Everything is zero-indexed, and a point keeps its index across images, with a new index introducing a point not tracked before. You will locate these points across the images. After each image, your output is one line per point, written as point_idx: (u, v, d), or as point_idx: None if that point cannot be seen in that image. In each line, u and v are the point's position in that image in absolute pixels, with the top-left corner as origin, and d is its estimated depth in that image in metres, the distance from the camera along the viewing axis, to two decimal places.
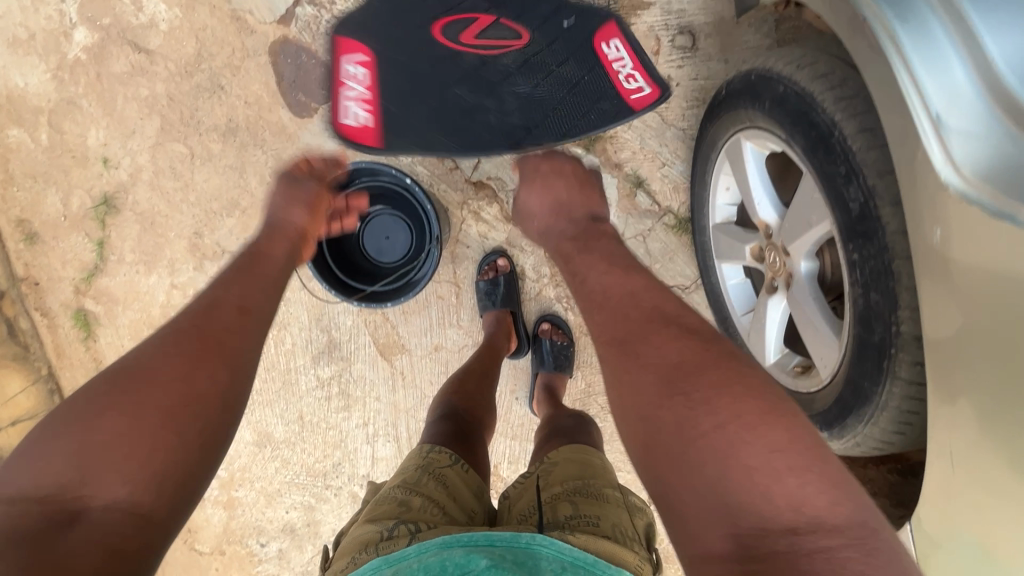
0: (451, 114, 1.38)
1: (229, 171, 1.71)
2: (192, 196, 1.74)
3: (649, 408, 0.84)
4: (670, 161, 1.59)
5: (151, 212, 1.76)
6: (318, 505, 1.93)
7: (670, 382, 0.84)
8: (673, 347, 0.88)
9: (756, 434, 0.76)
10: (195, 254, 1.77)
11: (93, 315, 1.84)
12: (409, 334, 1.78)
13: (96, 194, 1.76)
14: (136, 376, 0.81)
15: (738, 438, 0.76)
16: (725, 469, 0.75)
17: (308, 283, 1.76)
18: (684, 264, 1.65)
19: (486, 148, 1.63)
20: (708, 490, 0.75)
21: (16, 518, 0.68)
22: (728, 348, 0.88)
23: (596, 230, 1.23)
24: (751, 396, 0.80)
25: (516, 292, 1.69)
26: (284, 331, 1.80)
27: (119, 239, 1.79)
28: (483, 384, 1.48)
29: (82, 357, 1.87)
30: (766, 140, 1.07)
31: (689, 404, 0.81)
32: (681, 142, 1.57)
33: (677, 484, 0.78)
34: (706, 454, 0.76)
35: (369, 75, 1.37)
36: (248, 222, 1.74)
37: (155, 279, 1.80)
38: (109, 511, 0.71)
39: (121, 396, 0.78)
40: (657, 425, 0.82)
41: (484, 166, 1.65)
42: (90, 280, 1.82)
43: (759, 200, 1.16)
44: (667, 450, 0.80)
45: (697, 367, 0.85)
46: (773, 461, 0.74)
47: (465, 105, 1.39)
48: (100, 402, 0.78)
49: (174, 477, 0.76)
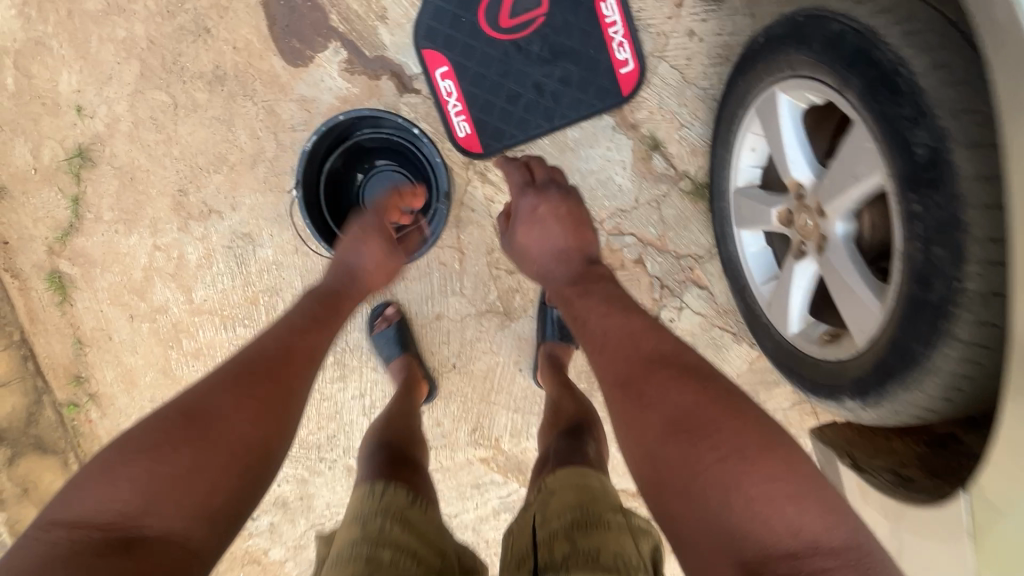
0: (533, 113, 1.52)
1: (215, 122, 1.58)
2: (175, 149, 1.61)
3: (656, 448, 0.85)
4: (688, 122, 1.51)
5: (131, 167, 1.63)
6: (311, 478, 1.86)
7: (670, 419, 0.86)
8: (675, 387, 0.88)
9: (754, 466, 0.79)
10: (179, 213, 1.66)
11: (69, 278, 1.72)
12: (408, 302, 1.70)
13: (69, 145, 1.63)
14: (191, 414, 0.87)
15: (744, 476, 0.79)
16: (730, 504, 0.78)
17: (302, 246, 1.66)
18: (699, 232, 1.58)
19: (495, 104, 1.53)
20: (715, 532, 0.77)
21: (71, 545, 0.74)
22: (725, 385, 0.90)
23: (593, 274, 1.18)
24: (749, 430, 0.83)
25: (412, 338, 1.69)
26: (276, 298, 1.70)
27: (96, 195, 1.66)
28: (408, 414, 1.45)
29: (58, 323, 1.76)
30: (807, 92, 1.03)
31: (691, 438, 0.83)
32: (701, 102, 1.49)
33: (686, 530, 0.80)
34: (710, 484, 0.79)
35: (455, 88, 1.52)
36: (237, 180, 1.62)
37: (136, 240, 1.68)
38: (164, 541, 0.77)
39: (175, 430, 0.84)
40: (667, 464, 0.83)
41: (490, 124, 1.54)
42: (65, 240, 1.69)
43: (794, 158, 1.10)
44: (675, 495, 0.82)
45: (698, 403, 0.86)
46: (773, 491, 0.77)
47: (536, 104, 1.52)
48: (156, 433, 0.84)
49: (217, 510, 0.82)
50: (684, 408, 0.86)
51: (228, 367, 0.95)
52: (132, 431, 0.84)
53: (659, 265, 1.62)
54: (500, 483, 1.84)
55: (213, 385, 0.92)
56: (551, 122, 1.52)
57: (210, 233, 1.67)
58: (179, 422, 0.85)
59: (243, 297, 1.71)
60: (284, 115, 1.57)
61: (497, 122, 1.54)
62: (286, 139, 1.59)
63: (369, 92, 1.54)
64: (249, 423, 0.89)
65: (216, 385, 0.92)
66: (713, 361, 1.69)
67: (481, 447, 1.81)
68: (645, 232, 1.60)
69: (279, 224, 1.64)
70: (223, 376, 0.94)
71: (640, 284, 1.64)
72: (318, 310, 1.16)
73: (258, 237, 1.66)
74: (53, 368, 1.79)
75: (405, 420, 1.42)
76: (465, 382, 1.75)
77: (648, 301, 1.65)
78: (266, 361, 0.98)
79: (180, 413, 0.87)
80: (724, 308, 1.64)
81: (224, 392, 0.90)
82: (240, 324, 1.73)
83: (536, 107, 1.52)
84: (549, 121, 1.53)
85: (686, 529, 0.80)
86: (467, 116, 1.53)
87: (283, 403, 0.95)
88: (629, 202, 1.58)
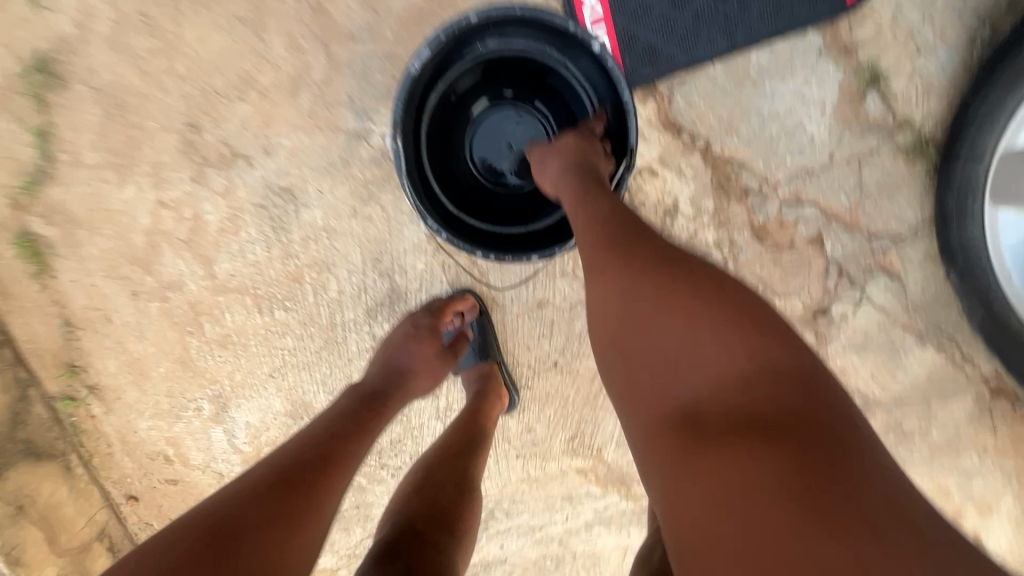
0: (703, 24, 1.07)
1: (237, 24, 1.10)
2: (180, 64, 1.13)
3: (664, 388, 0.67)
4: (925, 46, 1.07)
5: (118, 88, 1.16)
6: (369, 486, 1.55)
7: (684, 411, 0.64)
8: (705, 378, 0.65)
9: (811, 532, 0.50)
10: (191, 156, 1.20)
11: (44, 241, 1.28)
12: (502, 283, 1.30)
13: (27, 53, 1.14)
14: (212, 526, 0.68)
15: (734, 395, 0.62)
16: (749, 438, 0.58)
17: (362, 208, 1.23)
18: (907, 204, 1.17)
19: (652, 9, 1.07)
20: (728, 484, 0.56)
21: None
22: (773, 386, 0.62)
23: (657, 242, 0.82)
24: (834, 475, 0.54)
25: (494, 340, 1.33)
26: (327, 274, 1.29)
27: (71, 128, 1.19)
28: (464, 463, 1.11)
29: (37, 299, 1.34)
30: None
31: (665, 367, 0.68)
32: (952, 17, 1.05)
33: (686, 474, 0.59)
34: (765, 535, 0.51)
35: None
36: (271, 111, 1.15)
37: (132, 192, 1.24)
38: None
39: (201, 536, 0.67)
40: (666, 403, 0.66)
41: (643, 38, 1.08)
42: (34, 190, 1.24)
43: None
44: (688, 443, 0.61)
45: (648, 323, 0.71)
46: (766, 449, 0.57)
47: (711, 10, 1.06)
48: (187, 538, 0.67)
49: None
50: (675, 346, 0.68)
51: (262, 472, 0.78)
52: (157, 540, 0.68)
53: (843, 246, 1.22)
54: (597, 495, 1.53)
55: (247, 485, 0.75)
56: (732, 39, 1.08)
57: (236, 186, 1.22)
58: (216, 528, 0.68)
59: (283, 273, 1.29)
60: (339, 16, 1.09)
61: (652, 37, 1.08)
62: (340, 52, 1.10)
63: None
64: (292, 533, 0.71)
65: (241, 492, 0.74)
66: (886, 367, 1.34)
67: (579, 456, 1.49)
68: (832, 202, 1.18)
69: (331, 176, 1.20)
70: (253, 483, 0.76)
71: (812, 270, 1.24)
72: (357, 412, 0.96)
73: (302, 193, 1.22)
74: (36, 354, 1.39)
75: (452, 471, 1.09)
76: (566, 383, 1.39)
77: (819, 292, 1.26)
78: (305, 463, 0.80)
79: (204, 524, 0.68)
80: (916, 303, 1.26)
81: (279, 484, 0.75)
82: (279, 306, 1.33)
83: (712, 15, 1.07)
84: (723, 39, 1.08)
85: (683, 483, 0.59)
86: (607, 27, 1.08)
87: (320, 510, 0.76)
88: (818, 159, 1.15)
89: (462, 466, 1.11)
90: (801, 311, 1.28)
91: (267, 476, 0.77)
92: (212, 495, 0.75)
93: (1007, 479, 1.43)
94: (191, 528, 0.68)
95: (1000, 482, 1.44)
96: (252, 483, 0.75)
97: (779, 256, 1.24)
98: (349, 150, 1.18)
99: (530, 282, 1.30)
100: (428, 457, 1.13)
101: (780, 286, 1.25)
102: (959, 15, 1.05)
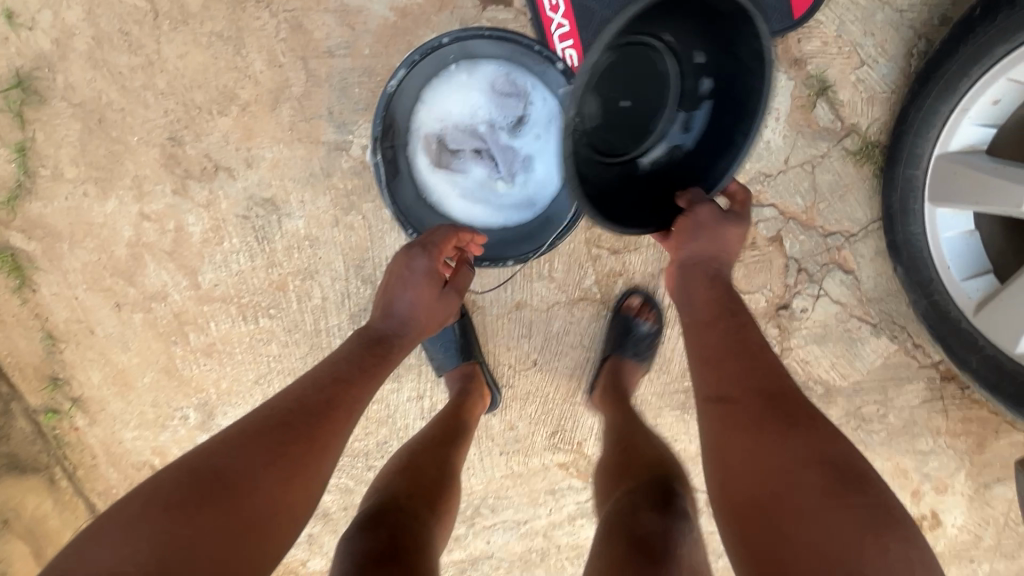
0: None
1: (217, 41, 1.13)
2: (160, 80, 1.15)
3: (722, 425, 0.80)
4: (868, 58, 1.16)
5: (98, 104, 1.17)
6: (357, 487, 1.58)
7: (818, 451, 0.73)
8: (802, 445, 0.74)
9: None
10: (173, 170, 1.22)
11: (25, 256, 1.29)
12: (482, 288, 1.36)
13: (6, 71, 1.15)
14: (213, 470, 0.72)
15: (784, 440, 0.74)
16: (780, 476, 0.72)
17: (344, 217, 1.27)
18: (857, 204, 1.26)
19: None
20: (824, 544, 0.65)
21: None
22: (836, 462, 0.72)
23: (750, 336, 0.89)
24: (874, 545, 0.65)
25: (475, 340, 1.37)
26: (311, 282, 1.32)
27: (51, 143, 1.20)
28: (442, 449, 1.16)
29: (18, 313, 1.34)
30: None
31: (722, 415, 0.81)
32: (891, 32, 1.14)
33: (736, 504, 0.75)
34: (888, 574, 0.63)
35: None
36: (252, 125, 1.19)
37: (114, 206, 1.25)
38: None
39: (205, 476, 0.71)
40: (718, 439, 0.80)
41: None
42: (15, 205, 1.25)
43: None
44: (739, 430, 0.78)
45: (706, 367, 0.87)
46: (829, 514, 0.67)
47: None
48: (191, 475, 0.71)
49: None
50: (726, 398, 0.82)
51: (261, 418, 0.80)
52: (159, 478, 0.71)
53: (801, 244, 1.30)
54: (578, 488, 1.59)
55: (245, 430, 0.78)
56: None
57: (219, 198, 1.25)
58: (217, 472, 0.71)
59: (267, 282, 1.32)
60: (317, 33, 1.12)
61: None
62: (319, 68, 1.14)
63: (441, 2, 1.12)
64: (286, 477, 0.75)
65: (239, 438, 0.76)
66: (844, 357, 1.42)
67: (560, 451, 1.54)
68: (789, 203, 1.26)
69: (313, 187, 1.24)
70: (248, 433, 0.78)
71: (773, 267, 1.32)
72: (361, 362, 0.92)
73: (285, 204, 1.26)
74: (18, 367, 1.40)
75: (434, 459, 1.14)
76: (546, 382, 1.45)
77: (781, 288, 1.34)
78: (301, 409, 0.82)
79: (204, 465, 0.72)
80: (869, 296, 1.35)
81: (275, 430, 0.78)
82: (263, 315, 1.36)
83: None
84: None
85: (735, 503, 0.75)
86: (576, 43, 1.12)
87: (313, 458, 0.78)
88: (775, 164, 1.23)
89: (442, 456, 1.15)
90: (763, 306, 1.36)
91: (263, 422, 0.79)
92: (212, 438, 0.78)
93: (959, 458, 1.53)
94: (191, 467, 0.72)
95: (953, 463, 1.54)
96: (251, 430, 0.78)
97: (742, 255, 1.31)
98: (330, 161, 1.22)
99: (508, 285, 1.35)
100: (408, 446, 1.17)
101: (745, 283, 1.34)
102: (898, 29, 1.14)
